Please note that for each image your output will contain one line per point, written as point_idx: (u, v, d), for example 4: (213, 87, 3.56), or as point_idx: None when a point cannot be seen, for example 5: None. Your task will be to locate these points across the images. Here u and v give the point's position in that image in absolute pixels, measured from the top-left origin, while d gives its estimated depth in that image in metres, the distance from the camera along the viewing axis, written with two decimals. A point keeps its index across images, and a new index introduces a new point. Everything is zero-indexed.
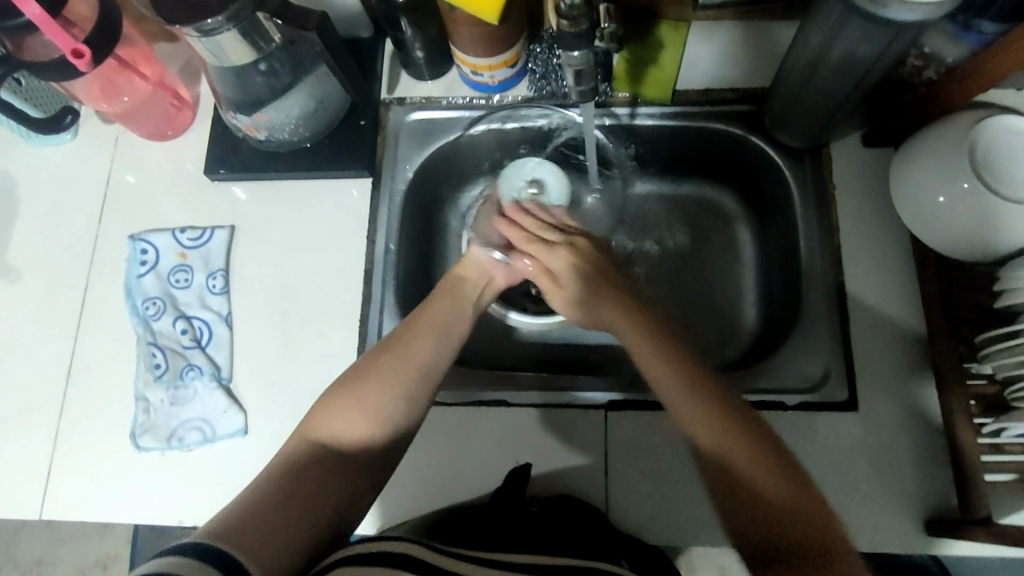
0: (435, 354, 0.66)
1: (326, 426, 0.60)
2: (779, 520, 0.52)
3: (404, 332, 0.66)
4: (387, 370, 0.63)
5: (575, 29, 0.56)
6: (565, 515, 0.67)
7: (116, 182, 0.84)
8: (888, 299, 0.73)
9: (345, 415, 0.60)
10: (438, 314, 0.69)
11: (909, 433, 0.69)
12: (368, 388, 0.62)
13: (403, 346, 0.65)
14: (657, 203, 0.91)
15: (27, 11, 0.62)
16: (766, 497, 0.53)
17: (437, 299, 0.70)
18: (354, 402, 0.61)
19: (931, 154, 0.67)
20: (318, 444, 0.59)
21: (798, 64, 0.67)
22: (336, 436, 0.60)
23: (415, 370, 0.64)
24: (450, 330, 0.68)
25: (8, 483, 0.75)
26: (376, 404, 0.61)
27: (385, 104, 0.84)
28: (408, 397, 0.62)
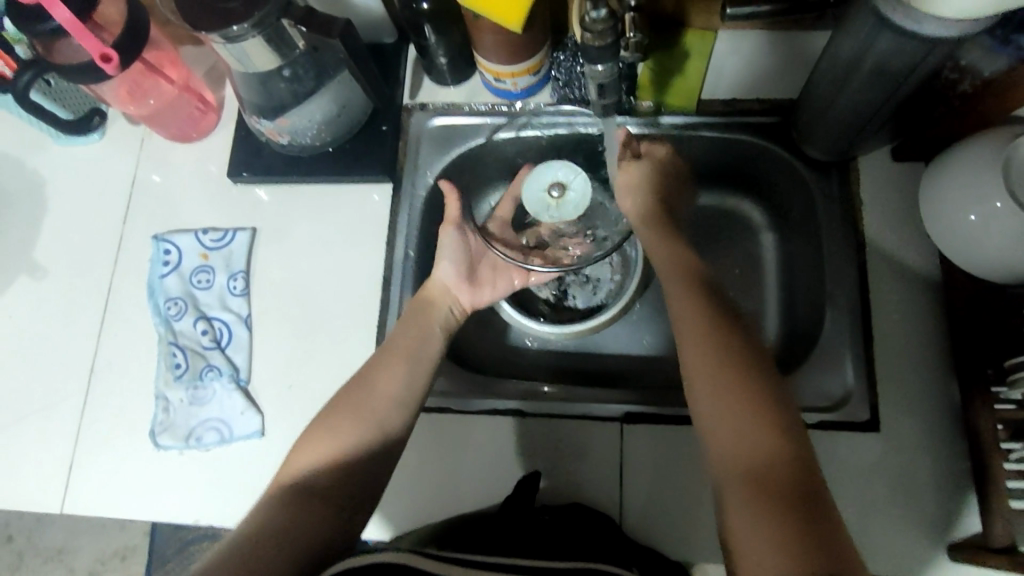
0: (406, 382, 0.64)
1: (294, 466, 0.59)
2: (777, 485, 0.50)
3: (372, 365, 0.66)
4: (358, 404, 0.62)
5: (600, 42, 0.55)
6: (576, 522, 0.67)
7: (141, 182, 0.85)
8: (914, 317, 0.72)
9: (311, 452, 0.59)
10: (404, 345, 0.67)
11: (933, 456, 0.68)
12: (342, 423, 0.61)
13: (365, 379, 0.64)
14: None
15: (57, 16, 0.63)
16: (773, 496, 0.49)
17: (404, 328, 0.69)
18: (325, 440, 0.60)
19: (963, 170, 0.65)
20: (289, 484, 0.58)
21: (826, 78, 0.66)
22: (304, 474, 0.58)
23: (384, 400, 0.63)
24: (420, 358, 0.67)
25: (32, 477, 0.77)
26: (347, 441, 0.60)
27: (407, 109, 0.84)
28: (380, 428, 0.61)
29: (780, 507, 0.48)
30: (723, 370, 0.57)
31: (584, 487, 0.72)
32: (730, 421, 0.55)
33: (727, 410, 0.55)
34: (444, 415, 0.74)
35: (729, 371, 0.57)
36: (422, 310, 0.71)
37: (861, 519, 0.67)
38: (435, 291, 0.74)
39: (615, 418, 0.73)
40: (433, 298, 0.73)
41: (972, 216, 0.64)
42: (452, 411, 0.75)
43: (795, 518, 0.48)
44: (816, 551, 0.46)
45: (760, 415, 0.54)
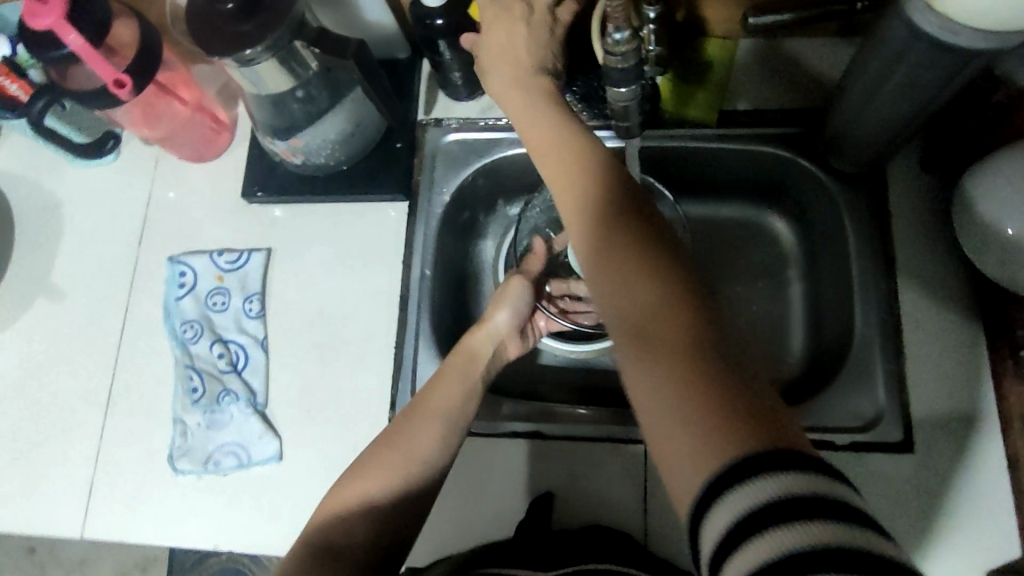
0: (438, 445, 0.60)
1: (320, 528, 0.55)
2: (671, 350, 0.42)
3: (403, 420, 0.61)
4: (389, 465, 0.58)
5: (624, 65, 0.55)
6: (596, 543, 0.65)
7: (157, 203, 0.85)
8: (947, 333, 0.69)
9: (341, 514, 0.56)
10: (439, 402, 0.62)
11: (971, 479, 0.65)
12: (366, 484, 0.57)
13: (399, 437, 0.59)
14: (702, 227, 0.87)
15: (70, 43, 0.62)
16: (683, 382, 0.40)
17: (441, 383, 0.63)
18: (354, 501, 0.56)
19: (1001, 182, 0.63)
20: (318, 547, 0.54)
21: (857, 89, 0.63)
22: (334, 537, 0.54)
23: (416, 461, 0.58)
24: (457, 417, 0.61)
25: (52, 503, 0.76)
26: (377, 505, 0.56)
27: (422, 125, 0.82)
28: (411, 493, 0.57)
29: (687, 373, 0.40)
30: (599, 228, 0.49)
31: (608, 513, 0.70)
32: (625, 297, 0.45)
33: (617, 283, 0.46)
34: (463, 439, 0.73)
35: (605, 241, 0.48)
36: (461, 362, 0.66)
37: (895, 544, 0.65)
38: (483, 335, 0.69)
39: (639, 441, 0.71)
40: (474, 345, 0.68)
41: (1008, 230, 0.62)
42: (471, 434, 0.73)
43: (691, 376, 0.40)
44: (726, 406, 0.38)
45: (642, 277, 0.45)
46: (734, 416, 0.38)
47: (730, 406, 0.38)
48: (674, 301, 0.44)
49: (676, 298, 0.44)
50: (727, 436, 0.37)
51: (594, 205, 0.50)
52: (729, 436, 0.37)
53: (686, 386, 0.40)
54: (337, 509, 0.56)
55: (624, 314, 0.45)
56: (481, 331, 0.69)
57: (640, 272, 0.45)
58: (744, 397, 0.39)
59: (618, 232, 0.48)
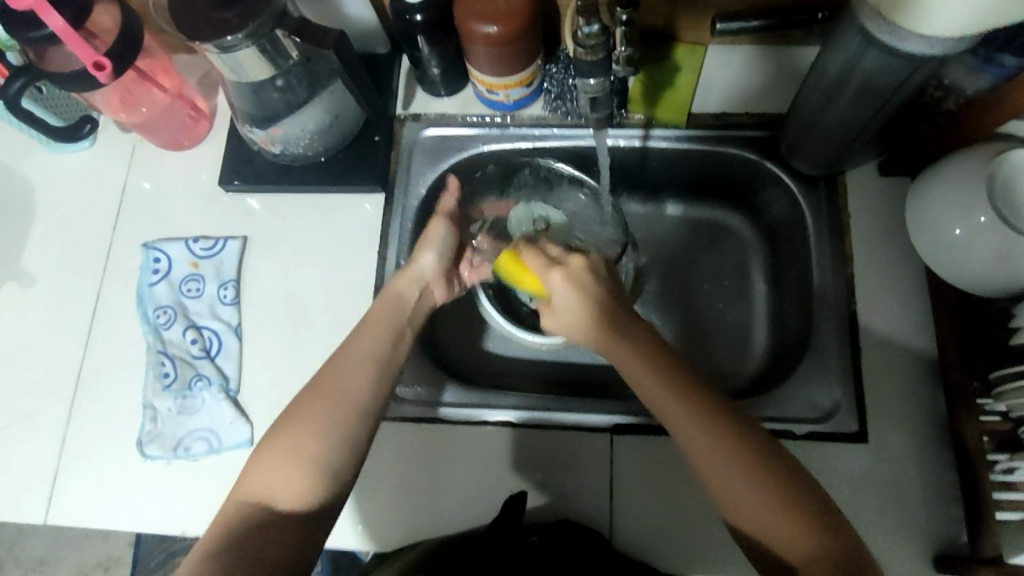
0: (369, 391, 0.62)
1: (261, 484, 0.57)
2: (718, 417, 0.56)
3: (334, 367, 0.63)
4: (319, 411, 0.60)
5: (592, 57, 0.59)
6: (567, 539, 0.65)
7: (133, 189, 0.85)
8: (902, 329, 0.72)
9: (277, 467, 0.58)
10: (365, 347, 0.65)
11: (922, 468, 0.68)
12: (297, 431, 0.59)
13: (327, 385, 0.62)
14: (680, 229, 0.90)
15: (51, 23, 0.63)
16: (714, 436, 0.55)
17: (364, 328, 0.67)
18: (285, 451, 0.58)
19: (949, 185, 0.66)
20: (257, 503, 0.57)
21: (815, 93, 0.67)
22: (272, 491, 0.57)
23: (346, 405, 0.60)
24: (382, 361, 0.64)
25: (16, 488, 0.76)
26: (313, 451, 0.58)
27: (400, 119, 0.84)
28: (345, 437, 0.59)
29: (794, 527, 0.52)
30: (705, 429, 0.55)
31: (574, 504, 0.71)
32: (715, 448, 0.55)
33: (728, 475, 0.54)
34: (423, 425, 0.74)
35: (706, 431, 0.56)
36: (389, 308, 0.69)
37: None
38: (405, 281, 0.72)
39: (605, 429, 0.73)
40: (401, 292, 0.71)
41: (957, 230, 0.65)
42: (436, 421, 0.74)
43: (733, 432, 0.55)
44: (771, 465, 0.54)
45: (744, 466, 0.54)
46: (767, 471, 0.54)
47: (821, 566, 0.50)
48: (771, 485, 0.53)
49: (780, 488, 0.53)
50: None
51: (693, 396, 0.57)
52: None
53: (791, 511, 0.52)
54: (271, 464, 0.58)
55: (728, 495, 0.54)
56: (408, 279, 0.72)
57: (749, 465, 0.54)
58: (762, 442, 0.55)
59: (671, 372, 0.59)
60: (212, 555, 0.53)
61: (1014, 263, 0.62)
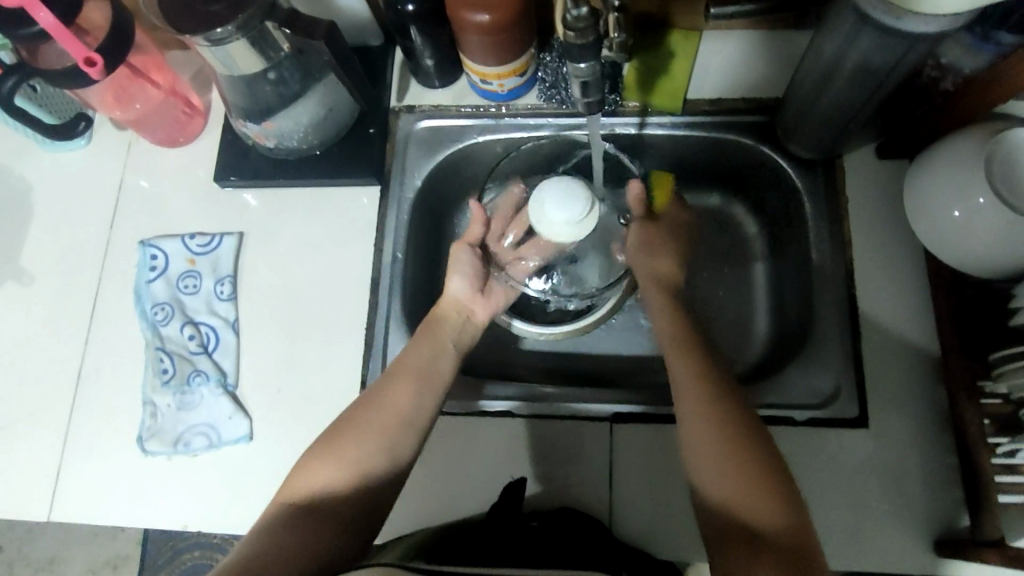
0: (416, 402, 0.63)
1: (304, 486, 0.58)
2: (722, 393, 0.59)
3: (386, 378, 0.65)
4: (368, 421, 0.61)
5: (582, 40, 0.57)
6: (568, 526, 0.65)
7: (128, 187, 0.85)
8: (902, 313, 0.72)
9: (322, 469, 0.58)
10: (415, 363, 0.66)
11: (924, 453, 0.68)
12: (347, 439, 0.60)
13: (375, 397, 0.63)
14: None
15: (40, 20, 0.63)
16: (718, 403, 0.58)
17: (417, 344, 0.68)
18: (333, 455, 0.59)
19: (947, 166, 0.65)
20: (301, 503, 0.57)
21: (811, 76, 0.66)
22: (314, 492, 0.57)
23: (395, 417, 0.62)
24: (428, 374, 0.66)
25: (19, 486, 0.76)
26: (360, 457, 0.59)
27: (395, 112, 0.84)
28: (391, 449, 0.60)
29: (768, 504, 0.52)
30: (711, 421, 0.57)
31: (576, 494, 0.70)
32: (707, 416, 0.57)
33: (731, 461, 0.54)
34: None
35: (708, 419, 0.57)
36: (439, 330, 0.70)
37: (853, 515, 0.67)
38: (448, 308, 0.73)
39: (605, 418, 0.73)
40: (444, 314, 0.73)
41: (956, 212, 0.64)
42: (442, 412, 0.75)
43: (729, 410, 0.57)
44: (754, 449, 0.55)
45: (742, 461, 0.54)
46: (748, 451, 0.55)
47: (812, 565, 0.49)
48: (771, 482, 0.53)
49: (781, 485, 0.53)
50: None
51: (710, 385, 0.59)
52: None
53: (763, 492, 0.52)
54: (317, 465, 0.58)
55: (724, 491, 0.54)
56: (449, 302, 0.74)
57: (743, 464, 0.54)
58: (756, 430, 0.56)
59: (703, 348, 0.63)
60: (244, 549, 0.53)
61: (1014, 244, 0.62)
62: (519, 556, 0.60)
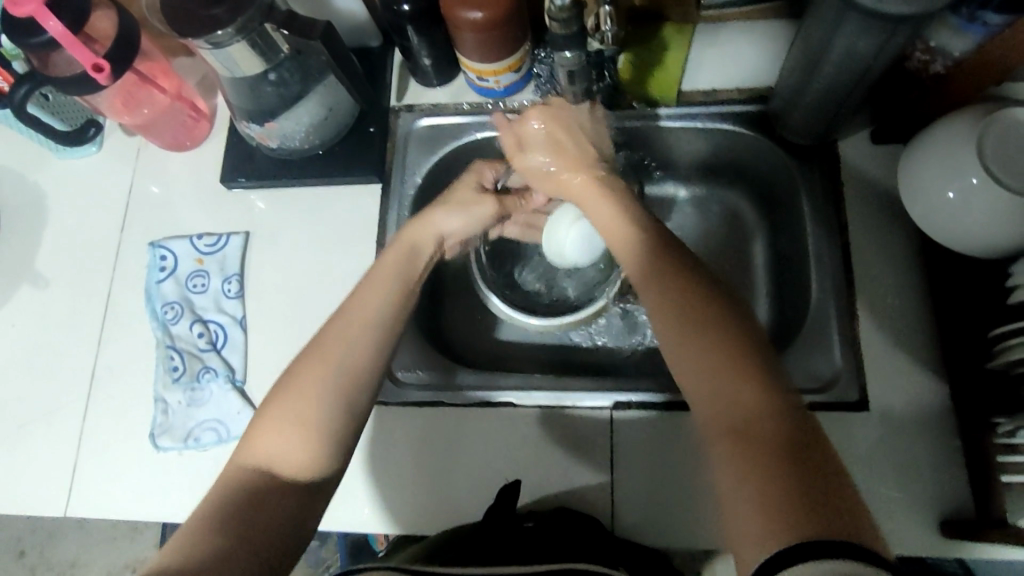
0: (374, 352, 0.61)
1: (264, 444, 0.56)
2: (691, 281, 0.57)
3: (335, 325, 0.62)
4: (319, 377, 0.59)
5: (566, 30, 0.63)
6: (565, 524, 0.67)
7: (139, 193, 0.87)
8: (901, 297, 0.72)
9: (277, 433, 0.57)
10: (367, 312, 0.63)
11: (926, 435, 0.68)
12: (296, 394, 0.58)
13: (332, 353, 0.60)
14: (689, 209, 0.90)
15: (49, 28, 0.65)
16: (686, 293, 0.56)
17: (370, 288, 0.65)
18: (285, 416, 0.57)
19: (940, 148, 0.65)
20: (261, 471, 0.55)
21: (800, 60, 0.67)
22: (277, 456, 0.56)
23: (344, 373, 0.59)
24: (386, 321, 0.63)
25: (36, 483, 0.78)
26: (314, 416, 0.57)
27: (394, 111, 0.86)
28: (347, 400, 0.58)
29: (750, 395, 0.50)
30: (673, 287, 0.57)
31: (578, 482, 0.71)
32: (664, 310, 0.56)
33: (701, 356, 0.52)
34: (437, 410, 0.75)
35: (693, 319, 0.54)
36: (395, 266, 0.68)
37: None
38: (425, 238, 0.73)
39: (605, 409, 0.73)
40: (414, 242, 0.72)
41: (950, 194, 0.64)
42: (443, 404, 0.75)
43: (701, 295, 0.56)
44: (732, 337, 0.53)
45: (744, 374, 0.51)
46: (722, 328, 0.53)
47: (803, 490, 0.44)
48: (768, 389, 0.50)
49: (780, 402, 0.49)
50: (819, 510, 0.43)
51: (677, 277, 0.57)
52: (797, 518, 0.42)
53: (746, 380, 0.50)
54: (272, 429, 0.57)
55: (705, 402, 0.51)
56: (415, 232, 0.72)
57: (715, 338, 0.53)
58: (736, 323, 0.54)
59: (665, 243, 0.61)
60: (216, 509, 0.53)
61: (1010, 222, 0.61)
62: (512, 554, 0.61)
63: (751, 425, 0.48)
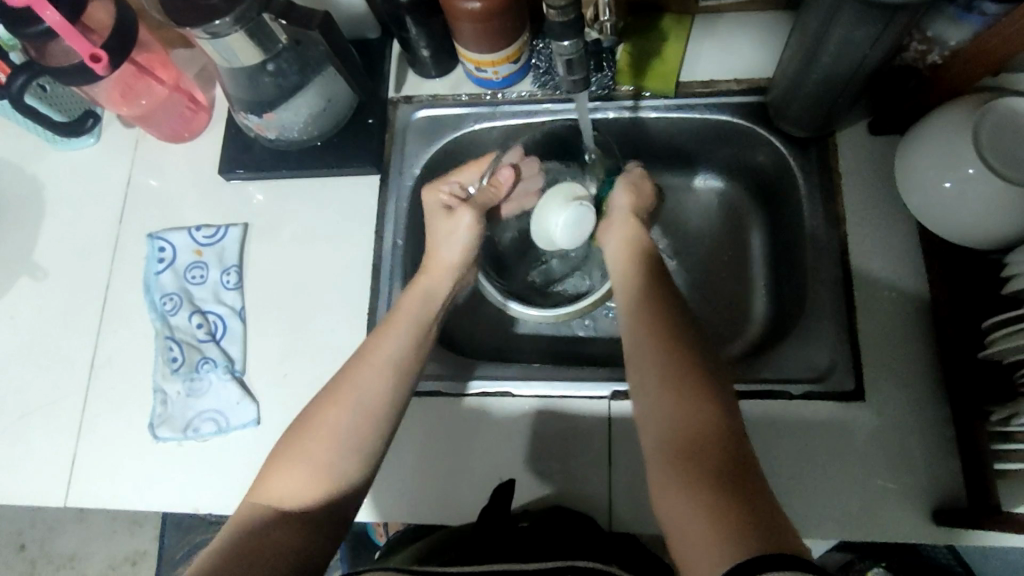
0: (388, 396, 0.62)
1: (276, 487, 0.57)
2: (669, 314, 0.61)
3: (353, 367, 0.63)
4: (336, 421, 0.59)
5: (564, 19, 0.61)
6: (558, 522, 0.67)
7: (137, 184, 0.87)
8: (897, 287, 0.72)
9: (290, 475, 0.57)
10: (385, 352, 0.64)
11: (922, 424, 0.68)
12: (311, 437, 0.59)
13: (348, 392, 0.61)
14: (687, 200, 0.91)
15: (47, 18, 0.65)
16: (665, 322, 0.60)
17: (386, 330, 0.66)
18: (297, 461, 0.58)
19: (936, 139, 0.66)
20: (272, 508, 0.56)
21: (800, 51, 0.67)
22: (288, 497, 0.57)
23: (359, 415, 0.60)
24: (401, 364, 0.64)
25: (36, 473, 0.78)
26: (326, 459, 0.58)
27: (392, 102, 0.86)
28: (360, 446, 0.59)
29: (706, 416, 0.53)
30: (654, 317, 0.61)
31: (576, 472, 0.72)
32: (644, 333, 0.60)
33: (666, 378, 0.56)
34: (435, 400, 0.75)
35: (666, 344, 0.58)
36: (411, 306, 0.69)
37: (850, 486, 0.67)
38: (438, 277, 0.73)
39: (602, 398, 0.73)
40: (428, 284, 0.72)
41: (947, 183, 0.65)
42: (442, 395, 0.75)
43: (674, 323, 0.60)
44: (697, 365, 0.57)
45: (705, 397, 0.55)
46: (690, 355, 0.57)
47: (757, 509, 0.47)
48: (722, 410, 0.54)
49: (732, 425, 0.53)
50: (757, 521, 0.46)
51: (653, 308, 0.62)
52: (751, 528, 0.45)
53: (704, 402, 0.54)
54: (286, 472, 0.58)
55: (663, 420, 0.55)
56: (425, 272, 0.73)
57: (683, 363, 0.57)
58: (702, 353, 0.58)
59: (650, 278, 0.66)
60: (226, 547, 0.53)
61: (1006, 212, 0.62)
62: (510, 550, 0.61)
63: (698, 444, 0.52)
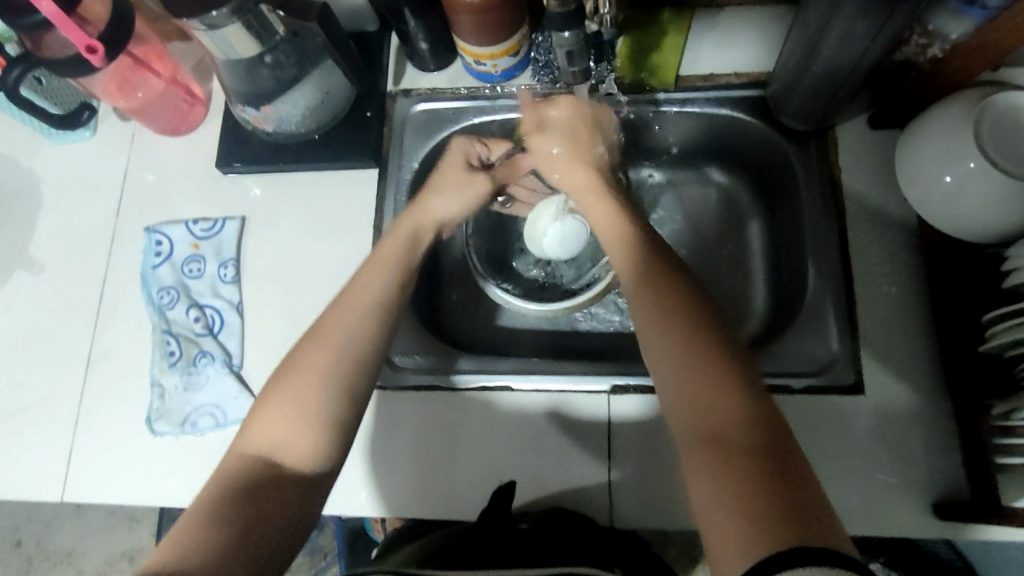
0: (371, 340, 0.61)
1: (264, 436, 0.57)
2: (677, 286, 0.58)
3: (335, 313, 0.62)
4: (320, 365, 0.59)
5: (564, 8, 0.63)
6: (560, 525, 0.68)
7: (133, 178, 0.87)
8: (897, 281, 0.72)
9: (277, 423, 0.57)
10: (365, 295, 0.64)
11: (921, 418, 0.68)
12: (297, 385, 0.58)
13: (332, 336, 0.60)
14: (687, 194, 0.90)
15: (42, 9, 0.65)
16: (674, 294, 0.58)
17: (366, 274, 0.66)
18: (286, 408, 0.57)
19: (936, 133, 0.66)
20: (263, 458, 0.56)
21: (800, 43, 0.67)
22: (277, 446, 0.56)
23: (343, 359, 0.59)
24: (384, 307, 0.63)
25: (32, 468, 0.78)
26: (313, 405, 0.57)
27: (391, 96, 0.85)
28: (347, 390, 0.59)
29: (723, 386, 0.51)
30: (665, 288, 0.58)
31: (575, 465, 0.72)
32: (651, 309, 0.58)
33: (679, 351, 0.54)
34: (434, 394, 0.75)
35: (676, 316, 0.56)
36: (393, 250, 0.69)
37: (849, 480, 0.67)
38: (426, 225, 0.73)
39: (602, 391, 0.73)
40: (411, 229, 0.72)
41: (947, 177, 0.65)
42: (438, 388, 0.75)
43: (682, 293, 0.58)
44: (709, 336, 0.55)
45: (721, 368, 0.52)
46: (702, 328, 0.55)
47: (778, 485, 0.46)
48: (739, 381, 0.52)
49: (750, 395, 0.51)
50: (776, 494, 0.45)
51: (661, 281, 0.59)
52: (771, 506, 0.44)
53: (720, 373, 0.52)
54: (273, 421, 0.57)
55: (690, 413, 0.52)
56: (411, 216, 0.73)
57: (696, 336, 0.54)
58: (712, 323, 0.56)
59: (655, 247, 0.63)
60: (218, 498, 0.53)
61: (1006, 206, 0.62)
62: (508, 549, 0.62)
63: (718, 418, 0.50)
